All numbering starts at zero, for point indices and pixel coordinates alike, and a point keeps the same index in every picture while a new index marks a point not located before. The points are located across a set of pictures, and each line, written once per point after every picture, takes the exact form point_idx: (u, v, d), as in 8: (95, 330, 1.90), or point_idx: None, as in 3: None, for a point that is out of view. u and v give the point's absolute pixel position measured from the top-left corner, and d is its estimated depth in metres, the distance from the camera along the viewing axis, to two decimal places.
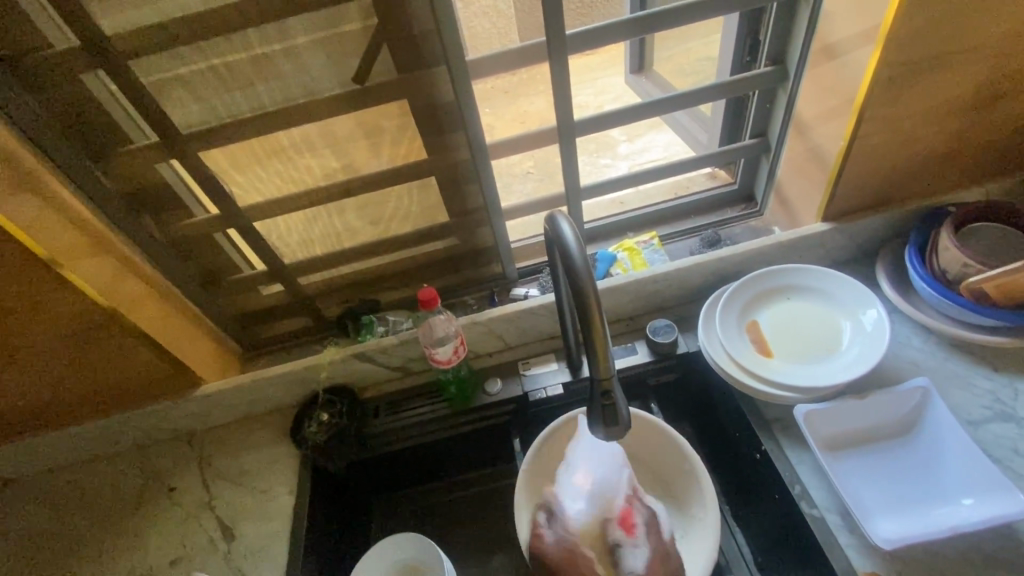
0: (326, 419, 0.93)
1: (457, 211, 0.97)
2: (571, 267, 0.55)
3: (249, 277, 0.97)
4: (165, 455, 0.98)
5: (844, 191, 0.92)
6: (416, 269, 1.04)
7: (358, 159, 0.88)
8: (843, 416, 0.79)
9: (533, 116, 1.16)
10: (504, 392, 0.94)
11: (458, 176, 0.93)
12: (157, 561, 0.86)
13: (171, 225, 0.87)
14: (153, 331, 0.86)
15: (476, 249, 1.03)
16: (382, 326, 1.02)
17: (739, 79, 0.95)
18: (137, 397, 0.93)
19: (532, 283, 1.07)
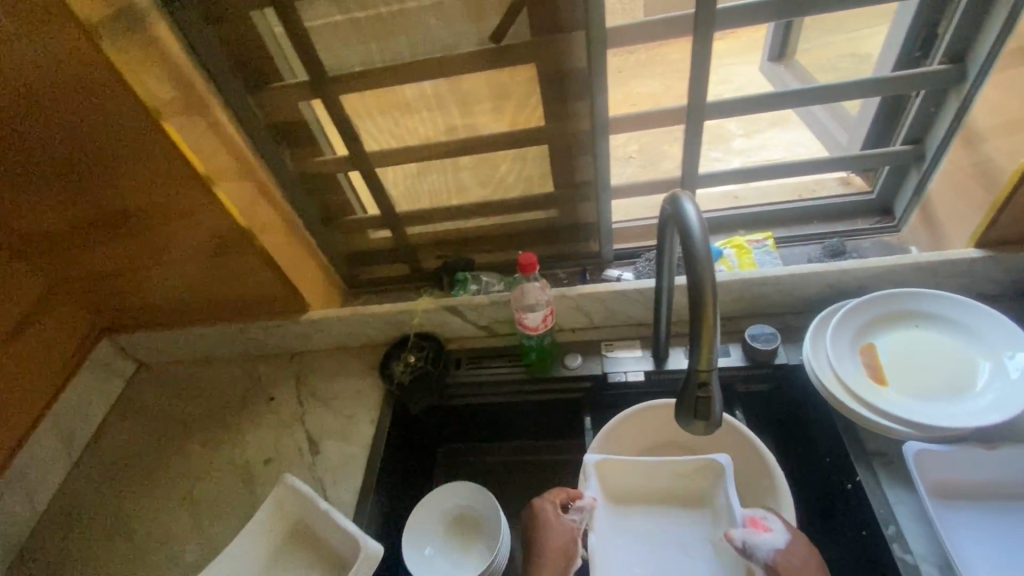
0: (412, 361, 0.98)
1: (564, 183, 0.97)
2: (691, 253, 0.53)
3: (362, 219, 1.04)
4: (269, 367, 1.08)
5: (1011, 216, 0.80)
6: (515, 234, 1.05)
7: (480, 118, 0.89)
8: (961, 464, 0.71)
9: (648, 97, 1.11)
10: (583, 368, 0.94)
11: (574, 147, 0.91)
12: (251, 458, 0.96)
13: (303, 160, 0.94)
14: (277, 254, 0.95)
15: (576, 224, 1.02)
16: (475, 285, 1.04)
17: (904, 76, 0.85)
18: (254, 311, 1.04)
19: (627, 266, 1.04)
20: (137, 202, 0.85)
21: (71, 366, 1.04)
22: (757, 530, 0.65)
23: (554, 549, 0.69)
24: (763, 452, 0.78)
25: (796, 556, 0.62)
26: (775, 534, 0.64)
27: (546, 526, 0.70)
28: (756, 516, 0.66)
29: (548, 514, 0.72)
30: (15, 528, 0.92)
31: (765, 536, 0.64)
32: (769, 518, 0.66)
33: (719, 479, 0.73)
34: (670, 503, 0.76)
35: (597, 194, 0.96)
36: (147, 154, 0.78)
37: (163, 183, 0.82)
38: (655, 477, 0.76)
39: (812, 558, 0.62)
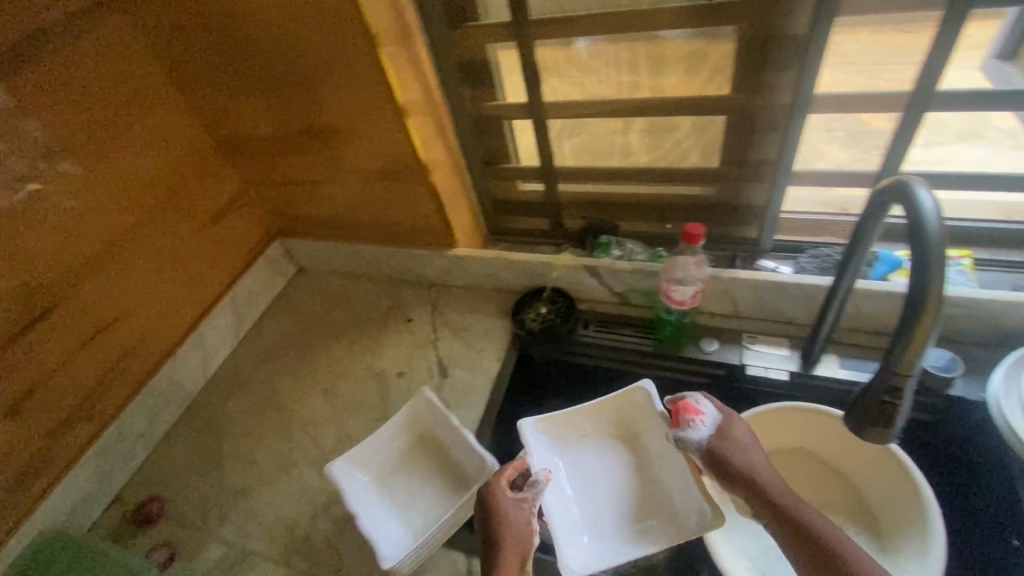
0: (544, 312, 1.01)
1: (738, 160, 0.91)
2: (923, 259, 0.49)
3: (518, 168, 1.06)
4: (409, 292, 1.17)
5: None
6: (668, 206, 1.01)
7: (668, 80, 0.86)
8: None
9: None
10: (719, 355, 0.90)
11: (761, 122, 0.85)
12: (386, 368, 1.04)
13: (480, 102, 0.97)
14: (440, 187, 1.00)
15: (738, 206, 0.96)
16: (619, 249, 1.03)
17: None
18: (406, 238, 1.12)
19: (786, 260, 0.96)
20: (334, 119, 0.93)
21: (250, 258, 1.18)
22: (691, 420, 0.68)
23: (512, 532, 0.64)
24: (925, 494, 0.70)
25: (727, 434, 0.67)
26: (703, 417, 0.68)
27: (499, 505, 0.66)
28: (683, 403, 0.69)
29: (499, 494, 0.67)
30: (192, 380, 1.07)
31: (698, 425, 0.68)
32: (701, 402, 0.69)
33: (644, 411, 0.85)
34: (608, 449, 0.86)
35: (774, 177, 0.89)
36: (356, 76, 0.85)
37: (361, 105, 0.89)
38: (585, 424, 0.87)
39: (749, 438, 0.67)
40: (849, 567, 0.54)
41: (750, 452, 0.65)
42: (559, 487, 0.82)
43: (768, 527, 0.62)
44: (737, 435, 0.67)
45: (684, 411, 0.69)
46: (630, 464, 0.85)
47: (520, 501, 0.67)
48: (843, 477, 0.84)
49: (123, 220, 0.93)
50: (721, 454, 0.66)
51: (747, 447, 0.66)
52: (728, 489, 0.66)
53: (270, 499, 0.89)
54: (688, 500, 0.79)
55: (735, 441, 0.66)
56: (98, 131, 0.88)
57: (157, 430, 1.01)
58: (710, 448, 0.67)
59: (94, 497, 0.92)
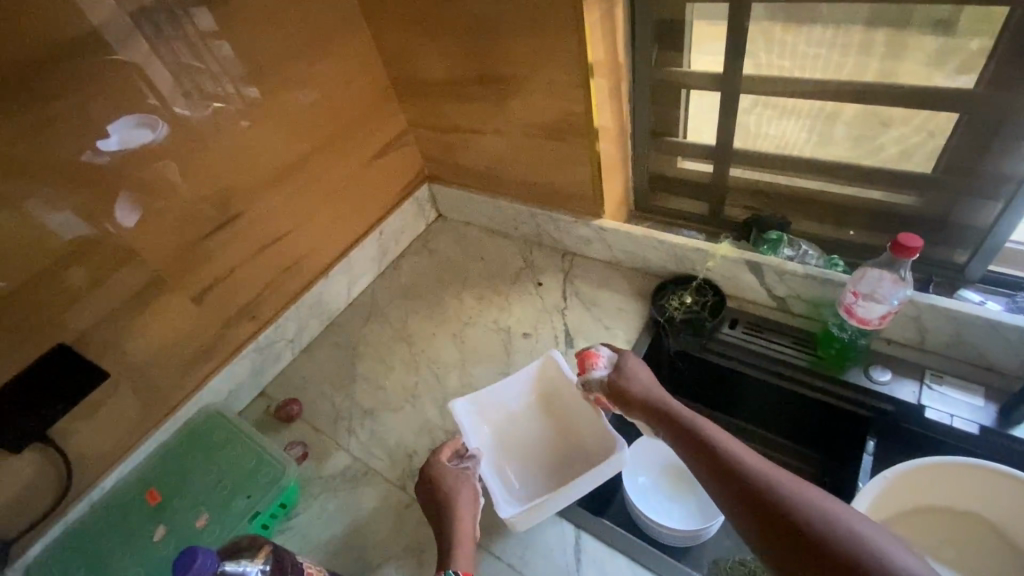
0: (688, 302, 0.96)
1: (966, 169, 0.77)
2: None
3: (688, 145, 0.98)
4: (543, 256, 1.16)
5: None
6: (857, 211, 0.89)
7: (904, 64, 0.74)
8: None
9: None
10: (890, 388, 0.80)
11: (1015, 127, 0.71)
12: (513, 326, 1.05)
13: (666, 68, 0.91)
14: (602, 153, 0.97)
15: (949, 223, 0.82)
16: (788, 252, 0.92)
17: None
18: (553, 201, 1.10)
19: (998, 296, 0.81)
20: (513, 69, 0.93)
21: (401, 197, 1.23)
22: (594, 365, 0.80)
23: (466, 495, 0.73)
24: None
25: (623, 368, 0.78)
26: (602, 362, 0.80)
27: (443, 478, 0.74)
28: (583, 353, 0.81)
29: (442, 467, 0.75)
30: (336, 301, 1.15)
31: (598, 367, 0.80)
32: (599, 349, 0.82)
33: (557, 370, 0.87)
34: (532, 409, 0.89)
35: (1011, 195, 0.75)
36: (547, 25, 0.84)
37: (544, 56, 0.88)
38: (507, 392, 0.88)
39: (642, 372, 0.76)
40: (717, 452, 0.61)
41: (645, 384, 0.75)
42: (481, 444, 0.84)
43: (665, 438, 0.69)
44: (631, 369, 0.77)
45: (586, 359, 0.80)
46: (546, 415, 0.89)
47: (464, 469, 0.75)
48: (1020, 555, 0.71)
49: (306, 142, 1.01)
50: (617, 385, 0.76)
51: (640, 379, 0.76)
52: (631, 415, 0.75)
53: (393, 425, 0.95)
54: (602, 440, 0.83)
55: (630, 373, 0.77)
56: (296, 56, 0.95)
57: (302, 340, 1.10)
58: (608, 385, 0.77)
59: (248, 386, 1.03)
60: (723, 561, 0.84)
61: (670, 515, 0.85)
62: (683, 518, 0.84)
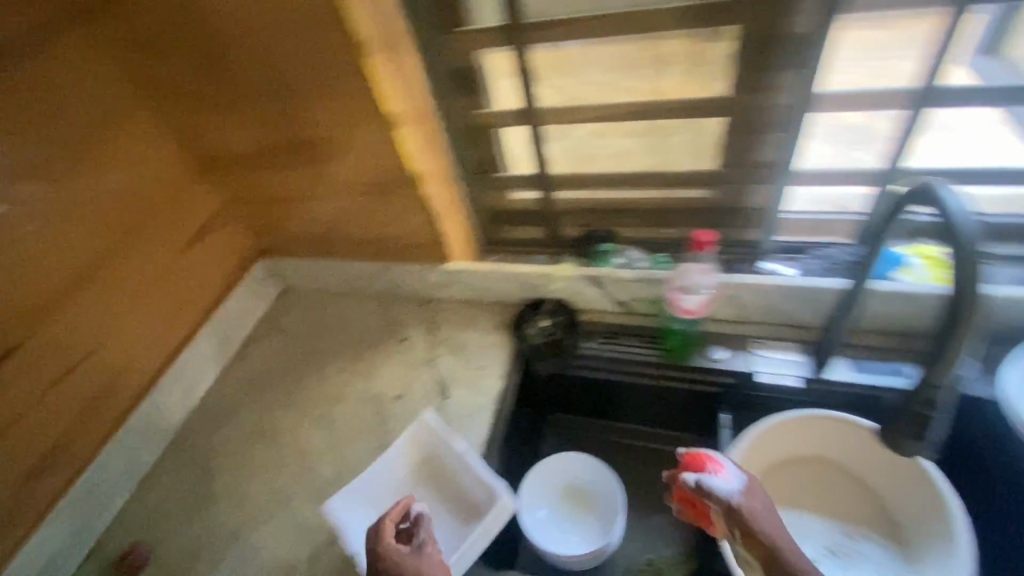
0: (546, 326, 0.97)
1: (739, 161, 0.89)
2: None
3: (511, 178, 1.02)
4: (403, 309, 1.11)
5: None
6: (668, 212, 0.98)
7: (668, 81, 0.84)
8: None
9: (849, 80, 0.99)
10: (728, 363, 0.88)
11: (765, 123, 0.83)
12: (381, 391, 0.99)
13: (471, 111, 0.93)
14: (433, 201, 0.97)
15: (738, 208, 0.94)
16: (624, 257, 0.99)
17: None
18: (397, 254, 1.07)
19: (788, 262, 0.94)
20: (321, 132, 0.90)
21: (232, 281, 1.12)
22: (712, 471, 0.65)
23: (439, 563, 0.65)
24: (951, 509, 0.70)
25: (754, 496, 0.63)
26: (727, 473, 0.65)
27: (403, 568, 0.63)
28: (705, 454, 0.67)
29: (398, 555, 0.65)
30: (174, 414, 1.01)
31: (720, 477, 0.64)
32: (720, 455, 0.67)
33: (430, 435, 0.85)
34: (416, 484, 0.84)
35: (773, 177, 0.88)
36: (344, 84, 0.82)
37: (350, 116, 0.86)
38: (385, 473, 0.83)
39: (769, 502, 0.63)
40: None
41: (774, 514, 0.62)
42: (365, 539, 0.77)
43: None
44: (759, 492, 0.64)
45: (704, 461, 0.66)
46: (431, 485, 0.84)
47: (421, 551, 0.65)
48: (862, 483, 0.82)
49: (100, 243, 0.87)
50: (746, 513, 0.61)
51: (766, 503, 0.63)
52: (750, 552, 0.61)
53: (266, 539, 0.84)
54: (485, 490, 0.79)
55: (758, 496, 0.63)
56: (66, 149, 0.81)
57: (136, 470, 0.95)
58: (736, 506, 0.62)
59: (73, 547, 0.86)
60: (631, 568, 0.86)
61: (569, 543, 0.86)
62: (581, 541, 0.86)
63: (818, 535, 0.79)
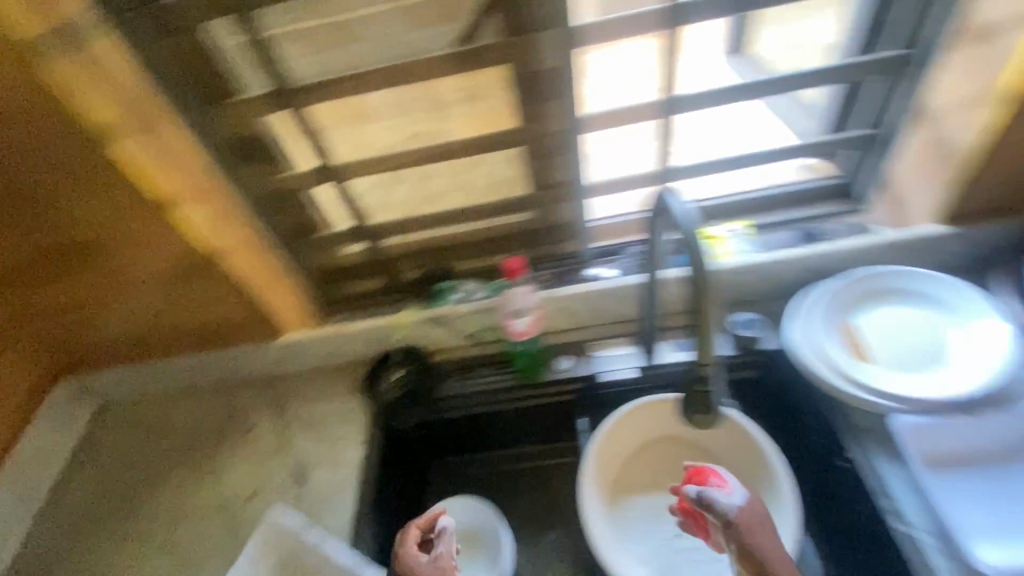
0: (398, 378, 0.96)
1: (541, 183, 0.95)
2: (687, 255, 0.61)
3: (334, 235, 0.98)
4: (246, 398, 1.02)
5: (969, 190, 0.82)
6: (496, 239, 1.02)
7: (450, 121, 0.88)
8: (950, 433, 0.72)
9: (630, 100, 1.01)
10: (574, 370, 0.94)
11: (550, 148, 0.90)
12: (233, 495, 0.90)
13: (267, 178, 0.88)
14: (247, 277, 0.90)
15: (554, 225, 1.00)
16: (467, 287, 1.00)
17: (860, 63, 0.86)
18: (226, 339, 0.99)
19: (608, 263, 1.02)
20: (90, 231, 0.81)
21: (28, 414, 0.98)
22: (716, 485, 0.68)
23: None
24: (767, 451, 0.78)
25: (755, 514, 0.64)
26: (730, 488, 0.67)
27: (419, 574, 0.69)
28: (709, 469, 0.69)
29: (415, 563, 0.70)
30: None
31: (723, 492, 0.66)
32: (729, 472, 0.69)
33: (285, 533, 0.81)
34: None
35: (574, 193, 0.95)
36: (100, 177, 0.75)
37: (119, 209, 0.79)
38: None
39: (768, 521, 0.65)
40: None
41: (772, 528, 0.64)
42: None
43: None
44: (761, 508, 0.66)
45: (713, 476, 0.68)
46: None
47: (437, 561, 0.69)
48: (710, 454, 0.88)
49: None
50: (736, 528, 0.63)
51: (766, 520, 0.65)
52: (736, 562, 0.64)
53: None
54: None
55: (758, 512, 0.65)
56: None
57: None
58: (729, 519, 0.64)
59: None
60: None
61: None
62: None
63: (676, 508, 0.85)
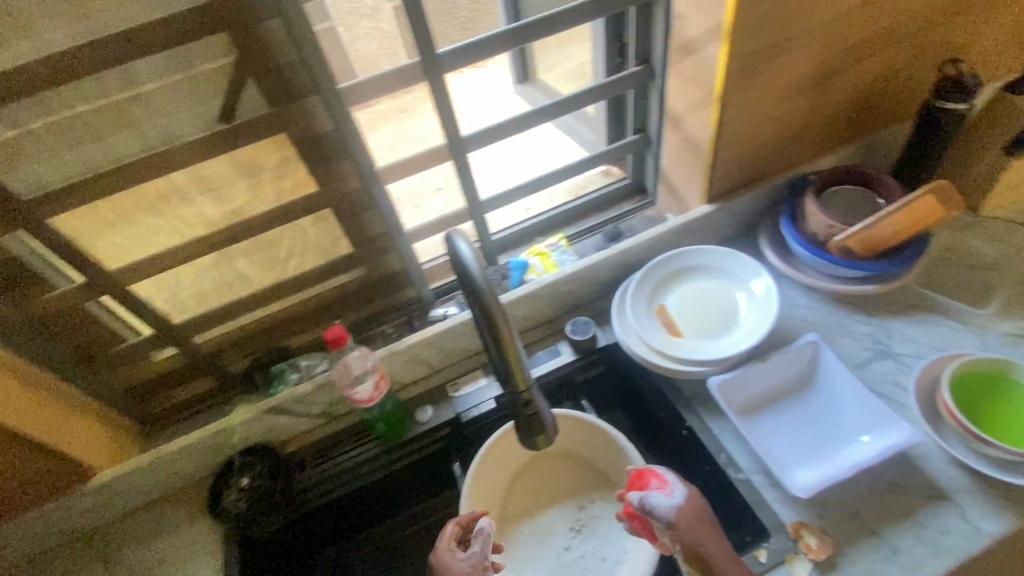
0: (245, 484, 0.88)
1: (359, 240, 0.93)
2: (481, 302, 0.55)
3: (132, 346, 0.86)
4: (63, 563, 0.89)
5: (721, 173, 0.97)
6: (330, 304, 0.98)
7: (238, 200, 0.82)
8: (753, 380, 0.82)
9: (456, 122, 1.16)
10: (436, 418, 0.92)
11: (354, 206, 0.89)
12: None
13: (33, 301, 0.76)
14: (28, 425, 0.75)
15: (385, 277, 1.00)
16: (306, 362, 0.96)
17: (615, 80, 0.97)
18: (21, 503, 0.82)
19: (450, 302, 1.06)
20: None
21: None
22: (657, 488, 0.68)
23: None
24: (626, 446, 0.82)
25: (694, 510, 0.66)
26: (671, 489, 0.68)
27: (454, 571, 0.70)
28: (650, 471, 0.70)
29: (450, 560, 0.71)
30: None
31: (665, 493, 0.67)
32: (666, 471, 0.69)
33: None
34: None
35: (394, 242, 0.95)
36: None
37: None
38: None
39: (706, 513, 0.67)
40: None
41: (711, 519, 0.67)
42: None
43: None
44: (700, 501, 0.68)
45: (653, 479, 0.69)
46: None
47: (471, 559, 0.70)
48: (579, 458, 0.91)
49: None
50: (680, 534, 0.65)
51: (705, 514, 0.67)
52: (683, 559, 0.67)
53: None
54: None
55: (698, 508, 0.67)
56: None
57: None
58: (672, 527, 0.65)
59: None
60: None
61: None
62: None
63: (563, 519, 0.88)
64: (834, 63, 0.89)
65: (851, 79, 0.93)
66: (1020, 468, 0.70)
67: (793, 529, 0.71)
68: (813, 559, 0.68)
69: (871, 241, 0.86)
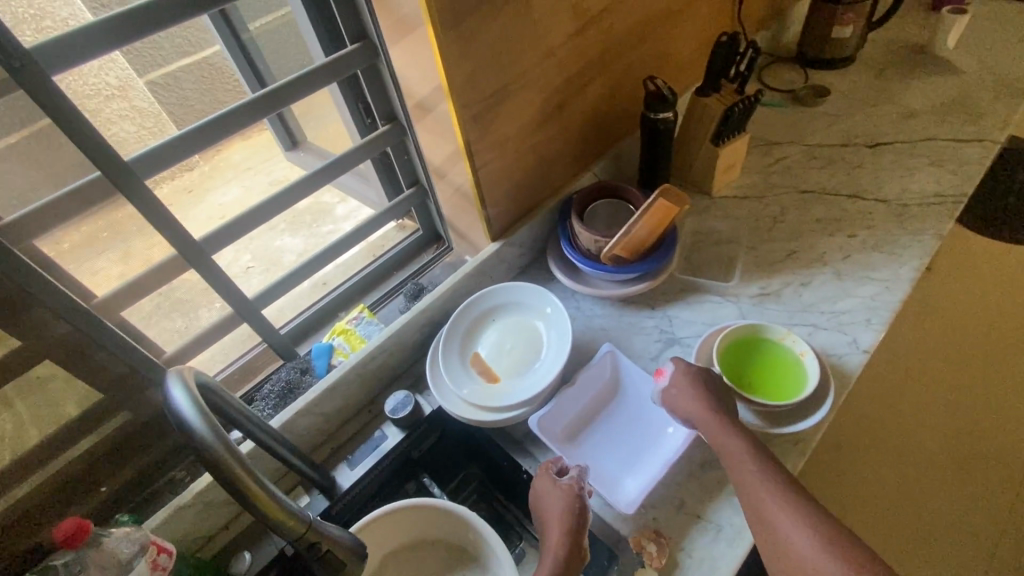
0: None
1: (99, 388, 0.76)
2: (220, 466, 0.47)
3: None
4: None
5: (494, 211, 0.99)
6: (87, 471, 0.78)
7: None
8: (567, 407, 0.85)
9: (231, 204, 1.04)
10: (256, 562, 0.79)
11: (76, 352, 0.72)
12: None
13: None
14: None
15: (155, 417, 0.83)
16: (61, 560, 0.65)
17: (367, 142, 0.94)
18: None
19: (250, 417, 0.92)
20: None
21: None
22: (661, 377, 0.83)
23: (563, 510, 0.71)
24: (466, 515, 0.78)
25: (677, 385, 0.79)
26: (664, 378, 0.82)
27: (551, 497, 0.73)
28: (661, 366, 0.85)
29: (549, 489, 0.74)
30: None
31: (662, 380, 0.82)
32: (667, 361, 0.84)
33: None
34: None
35: (151, 377, 0.80)
36: None
37: None
38: None
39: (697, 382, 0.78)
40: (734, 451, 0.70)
41: (701, 389, 0.77)
42: None
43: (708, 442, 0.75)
44: (690, 377, 0.79)
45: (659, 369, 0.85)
46: None
47: (569, 487, 0.73)
48: (432, 541, 0.83)
49: None
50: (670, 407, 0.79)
51: (698, 385, 0.78)
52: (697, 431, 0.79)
53: None
54: None
55: (682, 385, 0.79)
56: None
57: None
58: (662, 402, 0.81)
59: None
60: None
61: None
62: None
63: None
64: (560, 94, 0.97)
65: (579, 105, 1.02)
66: (789, 417, 0.81)
67: (635, 542, 0.73)
68: (656, 567, 0.71)
69: (632, 247, 0.94)
